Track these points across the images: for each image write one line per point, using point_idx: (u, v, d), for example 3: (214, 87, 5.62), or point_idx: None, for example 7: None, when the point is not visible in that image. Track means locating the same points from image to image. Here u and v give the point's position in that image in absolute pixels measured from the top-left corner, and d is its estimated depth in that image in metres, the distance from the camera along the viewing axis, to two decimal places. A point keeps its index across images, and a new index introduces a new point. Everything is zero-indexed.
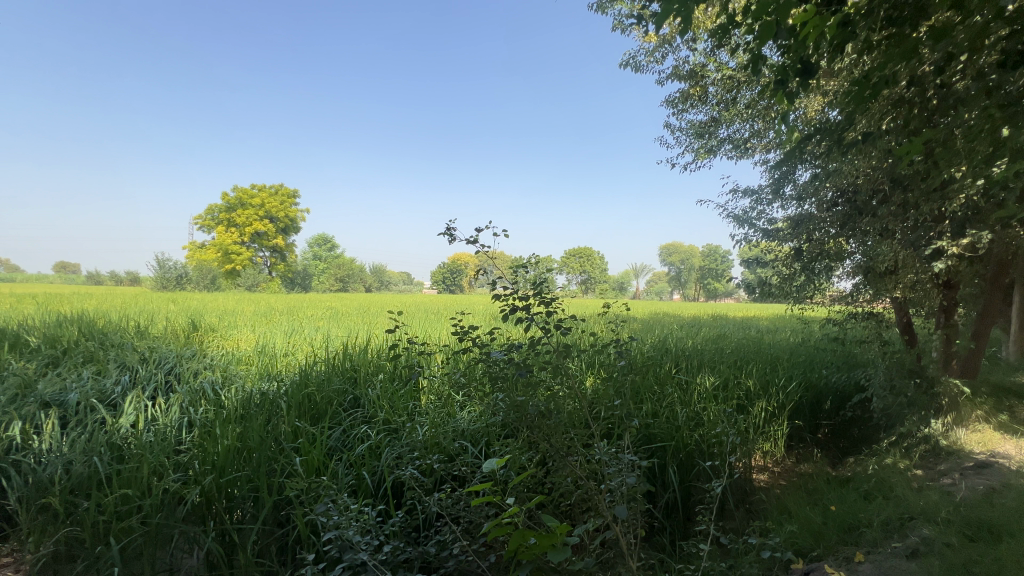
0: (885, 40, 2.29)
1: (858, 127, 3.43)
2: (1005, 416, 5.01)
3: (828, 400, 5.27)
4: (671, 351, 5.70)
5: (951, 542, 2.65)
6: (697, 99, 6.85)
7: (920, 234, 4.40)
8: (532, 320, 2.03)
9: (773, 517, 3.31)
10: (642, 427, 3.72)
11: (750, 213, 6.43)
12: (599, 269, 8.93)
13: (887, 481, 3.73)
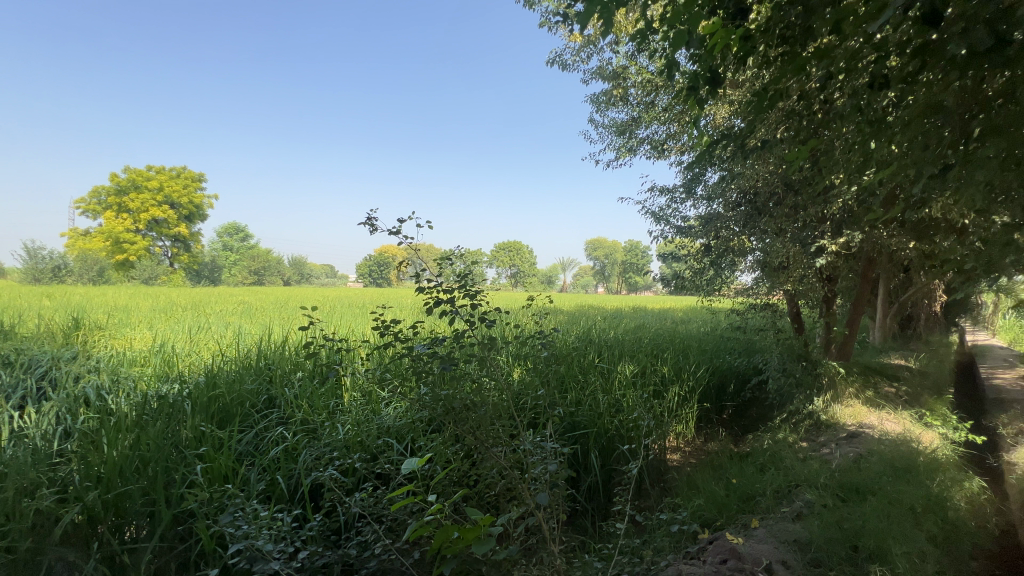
0: (779, 56, 2.52)
1: (758, 134, 3.77)
2: (872, 392, 5.79)
3: (732, 384, 5.81)
4: (595, 341, 5.95)
5: (829, 504, 3.02)
6: (619, 99, 7.15)
7: (807, 233, 4.95)
8: (457, 314, 1.99)
9: (683, 493, 3.60)
10: (567, 416, 3.85)
11: (666, 210, 6.86)
12: (528, 262, 9.10)
13: (778, 453, 4.18)
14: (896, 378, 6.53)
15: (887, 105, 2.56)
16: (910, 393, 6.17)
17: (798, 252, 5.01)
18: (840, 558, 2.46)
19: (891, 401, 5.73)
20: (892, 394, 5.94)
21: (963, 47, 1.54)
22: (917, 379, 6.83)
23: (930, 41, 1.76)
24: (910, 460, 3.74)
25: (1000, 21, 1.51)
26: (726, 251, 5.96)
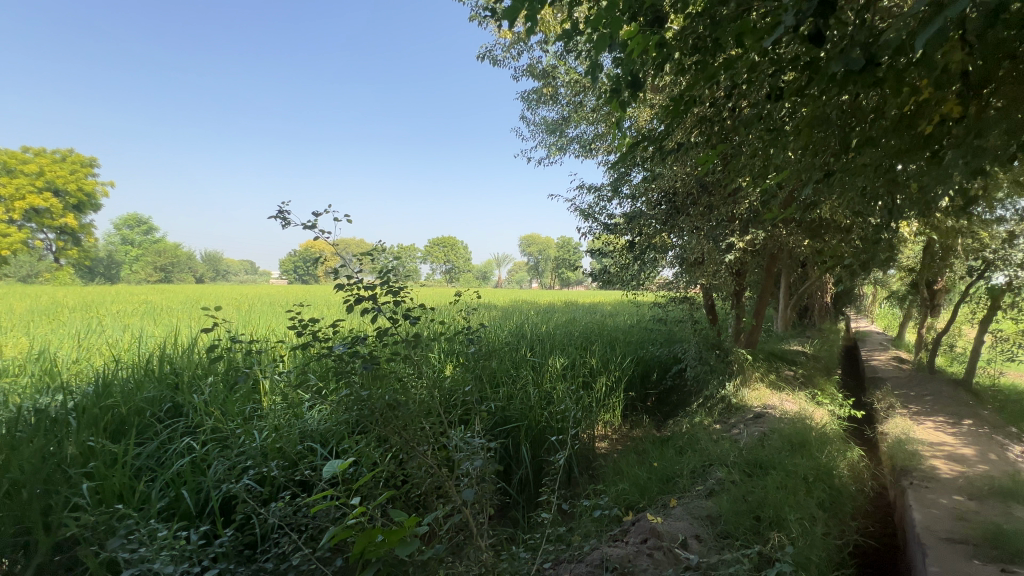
0: (692, 64, 2.68)
1: (675, 137, 4.00)
2: (775, 375, 6.40)
3: (655, 373, 6.21)
4: (527, 335, 6.05)
5: (736, 480, 3.29)
6: (549, 98, 7.29)
7: (720, 231, 5.35)
8: (379, 311, 1.92)
9: (609, 478, 3.77)
10: (498, 410, 3.88)
11: (594, 207, 7.11)
12: (461, 257, 9.04)
13: (694, 436, 4.50)
14: (795, 362, 7.26)
15: (784, 116, 2.81)
16: (805, 375, 6.89)
17: (712, 248, 5.41)
18: (745, 529, 2.69)
19: (790, 383, 6.36)
20: (791, 377, 6.59)
21: (841, 68, 1.73)
22: (811, 362, 7.64)
23: (816, 59, 1.95)
24: (804, 435, 4.18)
25: (871, 45, 1.71)
26: (649, 248, 6.29)
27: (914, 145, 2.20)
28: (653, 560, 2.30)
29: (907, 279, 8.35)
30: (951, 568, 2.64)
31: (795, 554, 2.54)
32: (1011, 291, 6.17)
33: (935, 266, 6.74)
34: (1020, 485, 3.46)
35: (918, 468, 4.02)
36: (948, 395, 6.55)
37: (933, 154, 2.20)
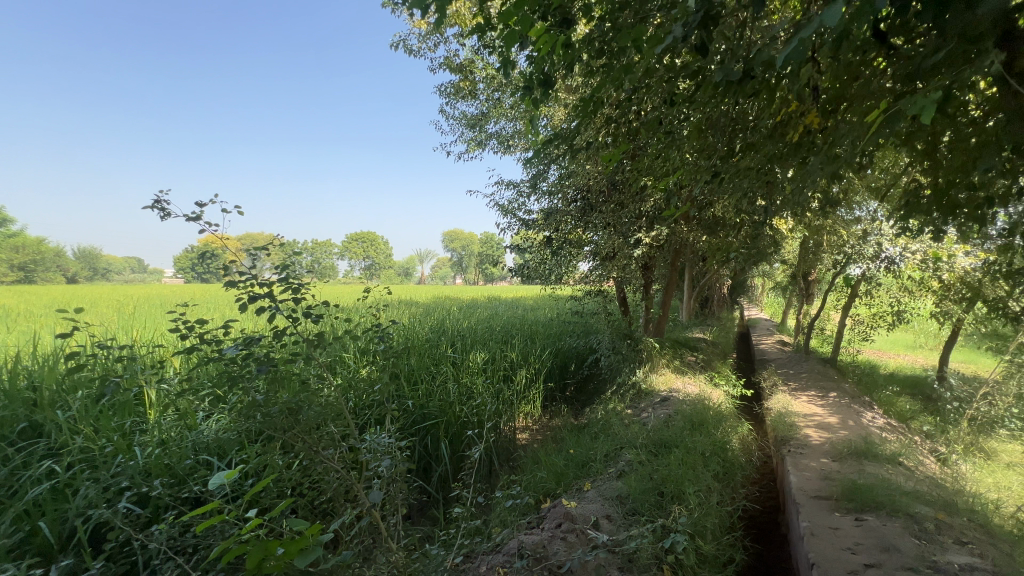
0: (598, 67, 2.79)
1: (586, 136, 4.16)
2: (679, 361, 6.94)
3: (573, 363, 6.47)
4: (448, 331, 6.00)
5: (643, 460, 3.52)
6: (467, 92, 7.24)
7: (629, 227, 5.67)
8: (276, 309, 1.79)
9: (528, 468, 3.86)
10: (416, 409, 3.82)
11: (513, 203, 7.21)
12: (382, 253, 8.70)
13: (608, 422, 4.75)
14: (696, 348, 7.93)
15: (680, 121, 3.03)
16: (705, 360, 7.54)
17: (622, 243, 5.72)
18: (649, 505, 2.89)
19: (692, 368, 6.93)
20: (693, 362, 7.18)
21: (722, 78, 1.89)
22: (711, 348, 8.39)
23: (704, 68, 2.12)
24: (703, 415, 4.57)
25: (747, 60, 1.89)
26: (565, 243, 6.51)
27: (784, 151, 2.49)
28: (566, 542, 2.39)
29: (788, 271, 9.43)
30: (818, 521, 3.04)
31: (692, 523, 2.78)
32: (866, 281, 7.21)
33: (809, 259, 7.68)
34: (870, 445, 4.07)
35: (794, 437, 4.57)
36: (819, 372, 7.52)
37: (798, 160, 2.50)
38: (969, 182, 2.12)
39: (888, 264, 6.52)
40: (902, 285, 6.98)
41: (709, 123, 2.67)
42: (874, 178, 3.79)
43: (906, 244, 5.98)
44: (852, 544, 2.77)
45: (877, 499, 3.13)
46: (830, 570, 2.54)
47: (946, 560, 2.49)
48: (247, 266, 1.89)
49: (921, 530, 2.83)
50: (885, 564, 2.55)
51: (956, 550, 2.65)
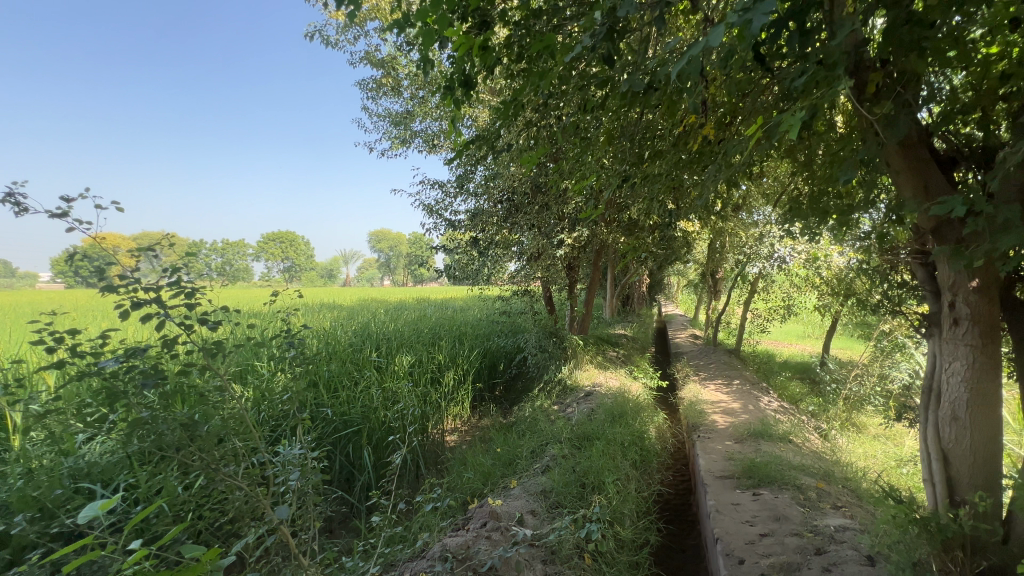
0: (517, 71, 2.83)
1: (509, 138, 4.22)
2: (602, 356, 7.27)
3: (501, 363, 6.55)
4: (372, 334, 5.81)
5: (567, 454, 3.64)
6: (390, 88, 7.06)
7: (553, 229, 5.84)
8: (165, 317, 1.63)
9: (455, 470, 3.85)
10: (336, 417, 3.66)
11: (438, 204, 7.14)
12: (303, 254, 8.24)
13: (534, 418, 4.86)
14: (618, 343, 8.35)
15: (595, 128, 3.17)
16: (625, 354, 7.95)
17: (546, 244, 5.87)
18: (572, 497, 3.00)
19: (614, 363, 7.28)
20: (615, 357, 7.54)
21: (629, 89, 2.00)
22: (631, 343, 8.87)
23: (614, 79, 2.23)
24: (622, 407, 4.81)
25: (651, 73, 2.01)
26: (492, 244, 6.55)
27: (687, 159, 2.69)
28: (490, 540, 2.42)
29: (698, 269, 10.21)
30: (722, 499, 3.32)
31: (611, 511, 2.92)
32: (762, 278, 8.00)
33: (715, 259, 8.37)
34: (766, 426, 4.51)
35: (703, 423, 4.95)
36: (725, 362, 8.23)
37: (699, 168, 2.72)
38: (836, 191, 2.42)
39: (780, 262, 7.27)
40: (791, 282, 7.82)
41: (621, 130, 2.82)
42: (766, 185, 4.21)
43: (794, 244, 6.71)
44: (750, 517, 3.05)
45: (770, 475, 3.48)
46: (731, 542, 2.78)
47: (824, 523, 2.83)
48: (142, 266, 1.74)
49: (805, 499, 3.19)
50: (776, 532, 2.84)
51: (833, 513, 3.02)
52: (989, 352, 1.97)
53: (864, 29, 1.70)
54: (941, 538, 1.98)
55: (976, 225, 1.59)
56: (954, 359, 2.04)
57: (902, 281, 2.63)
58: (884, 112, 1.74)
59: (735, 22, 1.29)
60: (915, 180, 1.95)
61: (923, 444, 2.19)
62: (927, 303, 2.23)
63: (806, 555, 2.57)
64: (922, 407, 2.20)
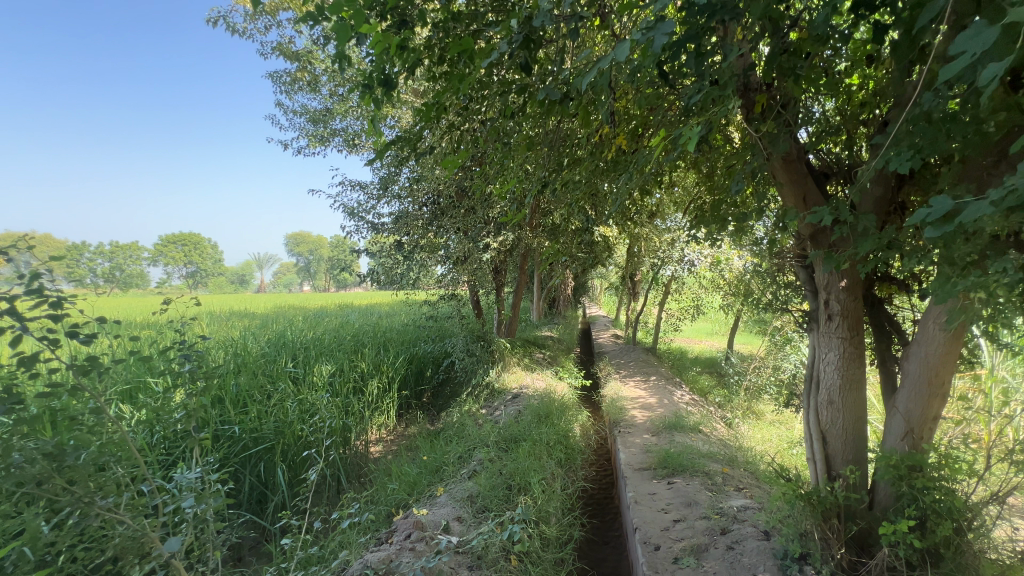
0: (438, 74, 2.81)
1: (432, 140, 4.17)
2: (529, 358, 7.41)
3: (428, 369, 6.47)
4: (288, 342, 5.46)
5: (493, 458, 3.65)
6: (307, 83, 6.70)
7: (479, 233, 5.86)
8: (21, 330, 1.40)
9: (379, 482, 3.72)
10: (246, 434, 3.39)
11: (360, 207, 6.91)
12: (210, 258, 7.58)
13: (462, 423, 4.82)
14: (544, 345, 8.55)
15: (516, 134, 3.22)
16: (551, 356, 8.16)
17: (472, 248, 5.87)
18: (498, 500, 3.01)
19: (541, 364, 7.44)
20: (541, 358, 7.71)
21: (546, 97, 2.06)
22: (557, 344, 9.13)
23: (532, 86, 2.28)
24: (548, 407, 4.92)
25: (568, 84, 2.08)
26: (417, 248, 6.43)
27: (603, 167, 2.82)
28: (414, 552, 2.36)
29: (618, 273, 10.75)
30: (640, 489, 3.50)
31: (536, 511, 2.97)
32: (675, 279, 8.58)
33: (633, 262, 8.86)
34: (678, 418, 4.84)
35: (623, 419, 5.20)
36: (643, 359, 8.74)
37: (614, 175, 2.86)
38: (732, 200, 2.66)
39: (689, 265, 7.85)
40: (700, 283, 8.48)
41: (542, 137, 2.90)
42: (675, 194, 4.53)
43: (701, 249, 7.28)
44: (665, 504, 3.25)
45: (682, 463, 3.73)
46: (648, 530, 2.95)
47: (728, 505, 3.08)
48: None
49: (712, 484, 3.46)
50: (688, 517, 3.05)
51: (735, 495, 3.30)
52: (855, 343, 2.26)
53: (751, 55, 1.88)
54: (821, 510, 2.24)
55: (842, 232, 1.83)
56: (829, 350, 2.31)
57: (788, 282, 2.94)
58: (769, 130, 1.94)
59: (639, 38, 1.37)
60: (796, 192, 2.20)
61: (806, 426, 2.46)
62: (807, 301, 2.52)
63: (713, 536, 2.78)
64: (805, 394, 2.47)
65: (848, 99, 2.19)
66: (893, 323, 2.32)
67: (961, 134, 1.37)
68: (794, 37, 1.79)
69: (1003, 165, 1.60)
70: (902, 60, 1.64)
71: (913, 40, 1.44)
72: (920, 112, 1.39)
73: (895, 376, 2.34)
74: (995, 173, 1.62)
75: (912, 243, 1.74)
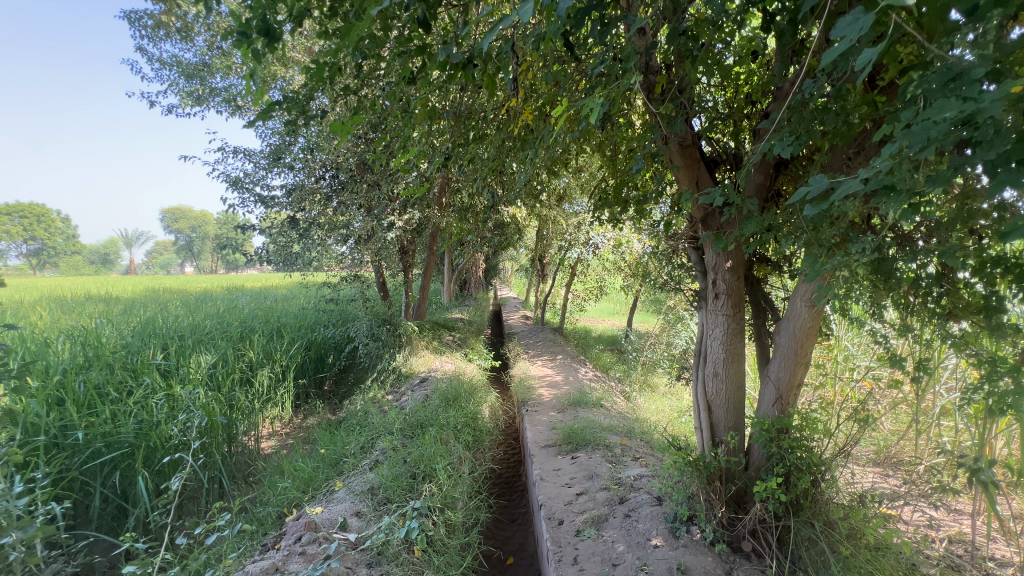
0: (329, 25, 2.50)
1: (327, 104, 3.78)
2: (438, 340, 7.26)
3: (329, 356, 6.08)
4: (158, 329, 4.75)
5: (397, 446, 3.49)
6: (177, 30, 5.79)
7: (382, 211, 5.54)
8: None
9: (268, 481, 3.40)
10: (95, 440, 2.88)
11: (245, 176, 6.22)
12: (59, 233, 6.36)
13: (366, 411, 4.58)
14: (455, 327, 8.46)
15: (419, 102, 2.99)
16: (461, 338, 8.08)
17: (376, 226, 5.52)
18: (401, 490, 2.88)
19: (450, 347, 7.31)
20: (451, 341, 7.61)
21: (448, 62, 1.90)
22: (467, 326, 9.09)
23: (432, 48, 2.10)
24: (457, 390, 4.84)
25: (470, 49, 1.93)
26: (315, 224, 5.93)
27: (509, 144, 2.73)
28: (304, 557, 2.17)
29: (528, 255, 10.93)
30: (546, 466, 3.58)
31: (441, 497, 2.90)
32: (581, 262, 8.91)
33: (542, 245, 9.03)
34: (582, 395, 5.03)
35: (531, 397, 5.30)
36: (551, 339, 9.01)
37: (521, 153, 2.80)
38: (633, 183, 2.72)
39: (594, 248, 8.18)
40: (603, 265, 8.87)
41: (446, 108, 2.73)
42: (581, 177, 4.62)
43: (605, 232, 7.61)
44: (568, 479, 3.35)
45: (585, 438, 3.87)
46: (552, 506, 3.01)
47: (626, 474, 3.25)
48: None
49: (612, 455, 3.63)
50: (589, 489, 3.16)
51: (632, 464, 3.50)
52: (737, 319, 2.44)
53: (652, 35, 1.89)
54: (706, 474, 2.43)
55: (730, 215, 1.93)
56: (715, 327, 2.48)
57: (681, 263, 3.12)
58: (668, 112, 1.98)
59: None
60: (690, 176, 2.30)
61: (695, 398, 2.63)
62: (697, 281, 2.67)
63: (612, 505, 2.92)
64: (695, 368, 2.63)
65: (736, 90, 2.31)
66: (769, 301, 2.54)
67: (831, 124, 1.47)
68: (691, 20, 1.82)
69: (860, 157, 1.78)
70: (783, 52, 1.73)
71: (795, 29, 1.48)
72: (798, 100, 1.47)
73: (768, 348, 2.58)
74: (853, 164, 1.80)
75: (786, 226, 1.88)
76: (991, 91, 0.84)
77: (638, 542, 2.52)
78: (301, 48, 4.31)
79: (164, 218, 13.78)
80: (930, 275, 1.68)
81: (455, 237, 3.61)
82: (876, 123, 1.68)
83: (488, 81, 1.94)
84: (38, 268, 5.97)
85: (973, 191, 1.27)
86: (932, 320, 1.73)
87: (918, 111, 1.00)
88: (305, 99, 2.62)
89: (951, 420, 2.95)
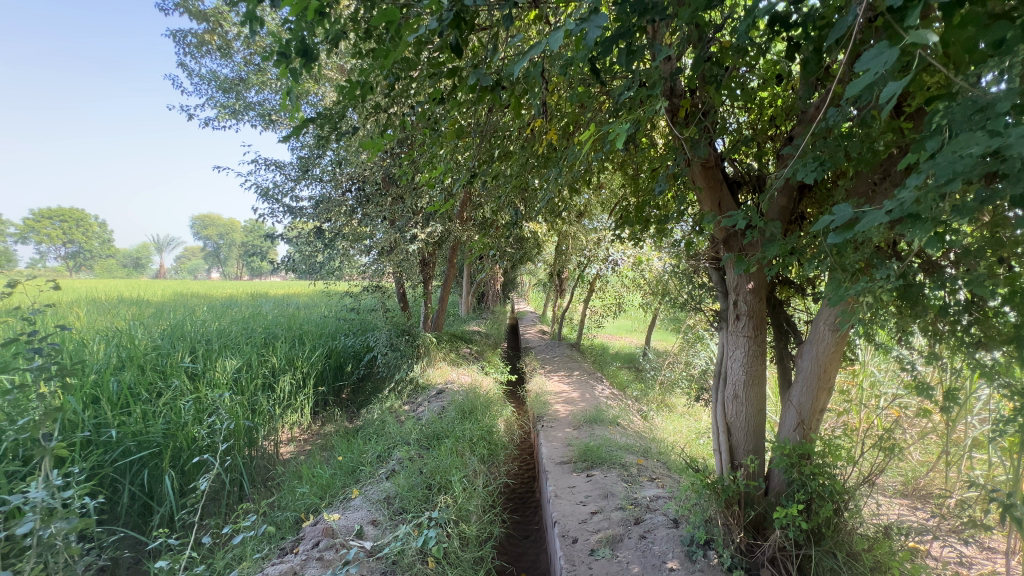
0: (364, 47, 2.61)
1: (355, 120, 3.91)
2: (456, 352, 7.31)
3: (348, 364, 6.19)
4: (186, 332, 4.91)
5: (414, 457, 3.52)
6: (219, 49, 6.09)
7: (405, 223, 5.66)
8: None
9: (288, 485, 3.46)
10: (127, 438, 3.00)
11: (274, 187, 6.44)
12: (96, 237, 6.67)
13: (383, 420, 4.63)
14: (472, 339, 8.51)
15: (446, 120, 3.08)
16: (479, 351, 8.12)
17: (399, 238, 5.65)
18: (416, 500, 2.91)
19: (467, 359, 7.38)
20: (469, 353, 7.67)
21: (477, 84, 1.96)
22: (484, 339, 9.13)
23: (463, 71, 2.18)
24: (473, 403, 4.86)
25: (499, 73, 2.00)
26: (339, 235, 6.08)
27: (533, 162, 2.79)
28: (322, 562, 2.21)
29: (547, 269, 10.95)
30: (561, 483, 3.56)
31: (456, 509, 2.91)
32: (599, 278, 8.91)
33: (560, 260, 9.07)
34: (599, 412, 5.00)
35: (546, 413, 5.28)
36: (567, 355, 8.98)
37: (545, 172, 2.85)
38: (654, 202, 2.74)
39: (614, 265, 8.18)
40: (622, 282, 8.86)
41: (472, 126, 2.80)
42: (602, 195, 4.65)
43: (625, 249, 7.63)
44: (583, 497, 3.32)
45: (601, 456, 3.84)
46: (567, 524, 2.99)
47: (642, 495, 3.21)
48: None
49: (628, 475, 3.60)
50: (604, 508, 3.14)
51: (649, 485, 3.45)
52: (759, 341, 2.42)
53: (677, 61, 1.93)
54: (724, 497, 2.39)
55: (753, 238, 1.93)
56: (737, 348, 2.46)
57: (701, 283, 3.11)
58: (692, 135, 2.00)
59: (573, 28, 1.25)
60: (712, 197, 2.32)
61: (715, 420, 2.60)
62: (719, 301, 2.66)
63: (627, 526, 2.88)
64: (714, 389, 2.61)
65: (761, 113, 2.33)
66: (792, 324, 2.51)
67: (856, 150, 1.49)
68: (716, 46, 1.86)
69: (886, 183, 1.78)
70: (809, 79, 1.75)
71: (821, 58, 1.50)
72: (822, 127, 1.48)
73: (790, 372, 2.55)
74: (878, 190, 1.80)
75: (810, 250, 1.87)
76: (1018, 126, 0.85)
77: (653, 564, 2.49)
78: (334, 66, 4.51)
79: (194, 224, 14.28)
80: (959, 302, 1.65)
81: (476, 251, 3.67)
82: (901, 150, 1.69)
83: (516, 103, 2.00)
84: (74, 270, 6.25)
85: (1002, 219, 1.26)
86: (961, 348, 1.70)
87: (943, 142, 1.01)
88: (338, 116, 2.73)
89: (983, 452, 2.85)
